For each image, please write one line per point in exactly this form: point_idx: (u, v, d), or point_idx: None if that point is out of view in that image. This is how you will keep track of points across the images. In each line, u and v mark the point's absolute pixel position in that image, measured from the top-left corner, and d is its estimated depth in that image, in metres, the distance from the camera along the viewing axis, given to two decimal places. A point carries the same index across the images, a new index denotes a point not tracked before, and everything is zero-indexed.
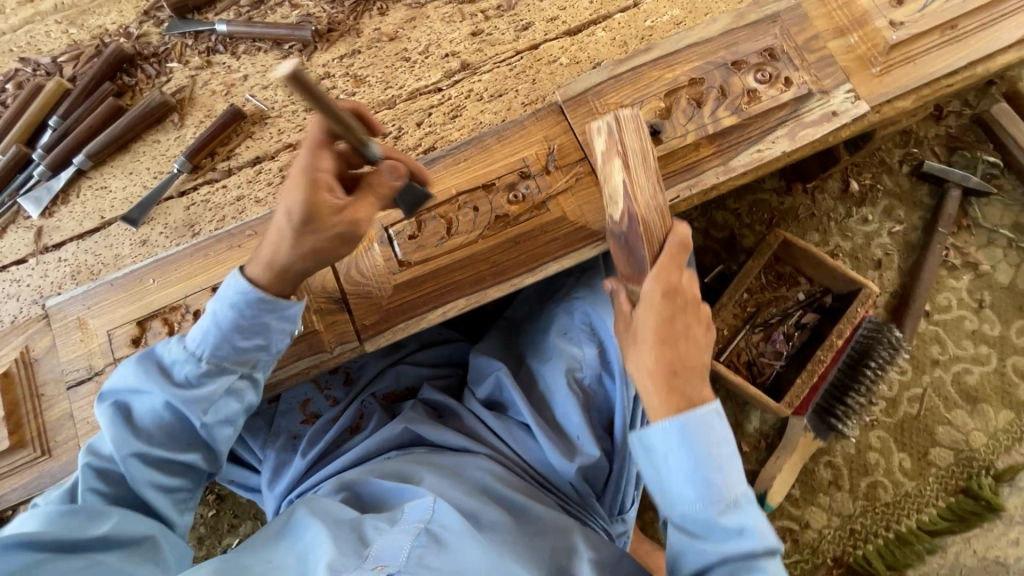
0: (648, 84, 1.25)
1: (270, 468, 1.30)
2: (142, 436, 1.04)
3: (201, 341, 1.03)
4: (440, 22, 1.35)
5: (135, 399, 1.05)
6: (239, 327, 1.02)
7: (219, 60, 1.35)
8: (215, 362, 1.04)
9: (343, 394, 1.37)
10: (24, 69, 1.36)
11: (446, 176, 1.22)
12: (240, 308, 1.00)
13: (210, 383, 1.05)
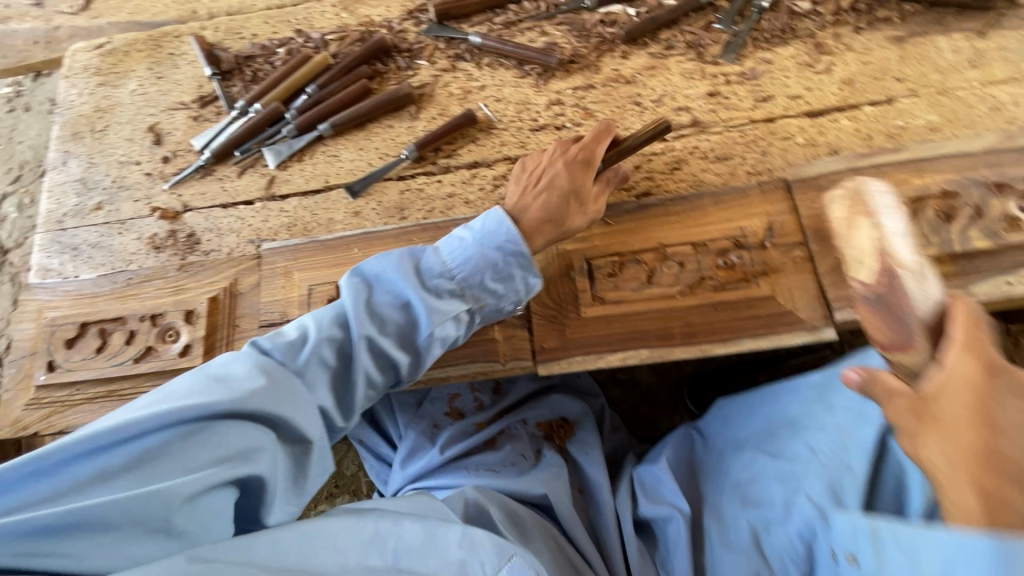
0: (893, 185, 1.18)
1: (407, 449, 1.37)
2: (376, 321, 1.05)
3: (460, 262, 1.09)
4: (679, 76, 1.37)
5: (383, 287, 1.08)
6: (465, 269, 1.09)
7: (463, 67, 1.44)
8: (461, 285, 1.09)
9: (490, 404, 1.42)
10: (296, 39, 1.52)
11: (658, 225, 1.22)
12: (485, 244, 1.10)
13: (381, 335, 1.05)
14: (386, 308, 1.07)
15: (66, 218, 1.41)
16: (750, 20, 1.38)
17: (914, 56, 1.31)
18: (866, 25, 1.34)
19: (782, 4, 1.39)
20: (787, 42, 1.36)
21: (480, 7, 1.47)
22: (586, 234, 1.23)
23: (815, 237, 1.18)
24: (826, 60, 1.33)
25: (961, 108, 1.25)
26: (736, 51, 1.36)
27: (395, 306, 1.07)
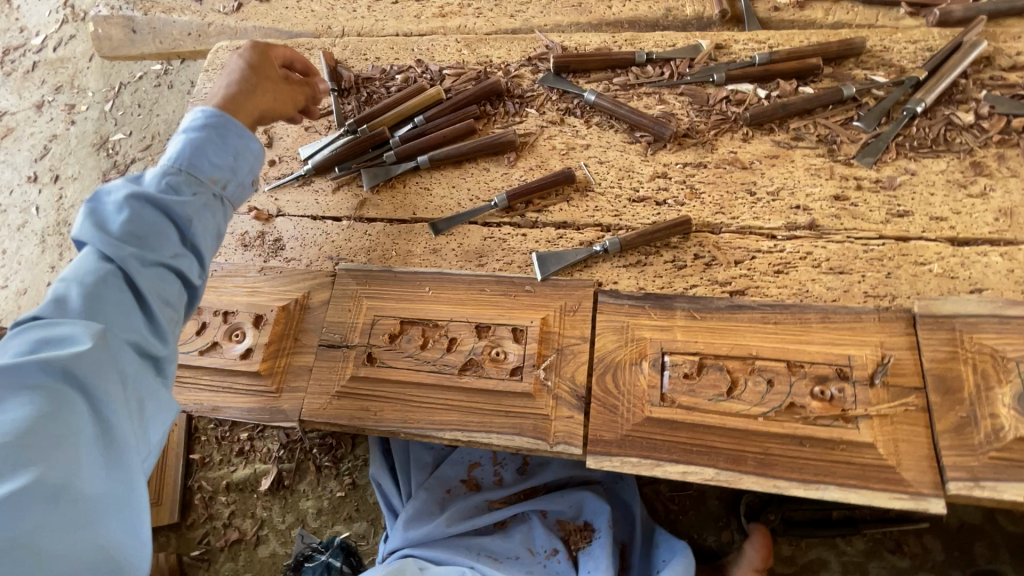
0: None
1: (420, 505, 1.47)
2: (131, 242, 0.97)
3: (173, 154, 1.06)
4: (804, 171, 1.24)
5: (107, 211, 0.99)
6: (225, 143, 1.10)
7: (571, 122, 1.40)
8: (187, 175, 1.06)
9: (507, 483, 1.53)
10: (415, 68, 1.55)
11: (749, 331, 1.10)
12: (217, 125, 1.11)
13: (180, 201, 1.02)
14: (168, 188, 1.03)
15: None
16: (899, 123, 1.24)
17: None
18: None
19: (939, 111, 1.23)
20: (938, 155, 1.20)
21: (602, 64, 1.43)
22: (668, 325, 1.14)
23: (936, 387, 1.02)
24: (983, 183, 1.17)
25: None
26: (875, 155, 1.22)
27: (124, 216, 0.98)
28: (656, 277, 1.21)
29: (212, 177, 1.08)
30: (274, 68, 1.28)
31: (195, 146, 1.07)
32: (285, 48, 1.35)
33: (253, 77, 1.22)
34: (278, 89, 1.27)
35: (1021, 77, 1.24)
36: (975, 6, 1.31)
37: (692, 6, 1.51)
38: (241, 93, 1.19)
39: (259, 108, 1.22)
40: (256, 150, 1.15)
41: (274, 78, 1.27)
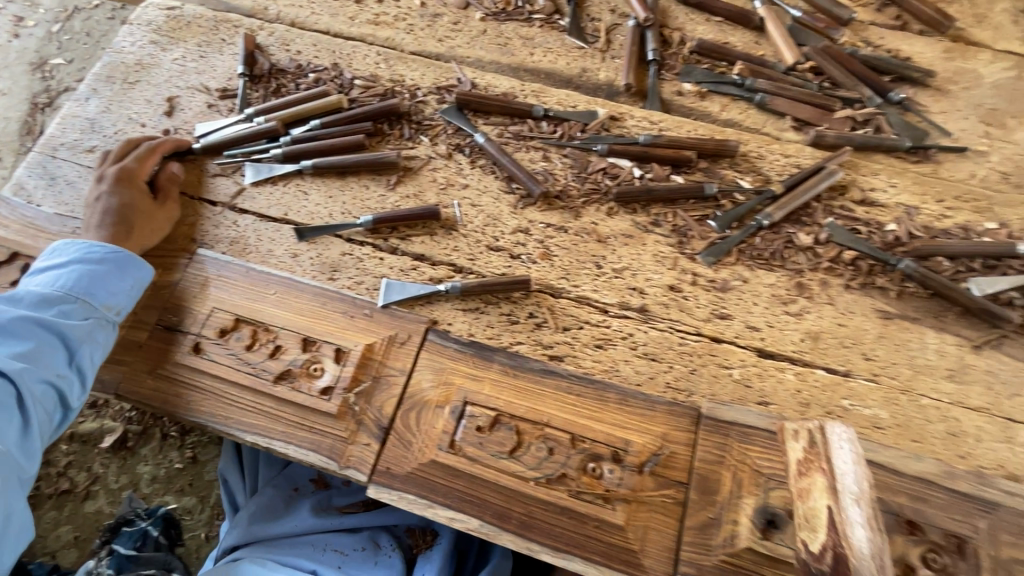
0: (811, 450, 0.90)
1: (263, 505, 1.49)
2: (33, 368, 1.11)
3: (73, 279, 1.20)
4: (651, 256, 1.31)
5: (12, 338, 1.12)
6: (119, 271, 1.24)
7: (458, 159, 1.44)
8: (87, 301, 1.19)
9: (353, 486, 1.55)
10: (329, 71, 1.57)
11: (550, 398, 1.16)
12: (112, 258, 1.24)
13: (77, 326, 1.16)
14: (66, 312, 1.18)
15: (61, 149, 1.51)
16: (746, 230, 1.31)
17: (892, 340, 1.21)
18: (859, 286, 1.25)
19: (785, 228, 1.31)
20: (771, 269, 1.28)
21: (502, 110, 1.48)
22: (480, 376, 1.19)
23: (697, 485, 1.09)
24: (802, 303, 1.24)
25: (916, 418, 1.14)
26: (717, 256, 1.29)
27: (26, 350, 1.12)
28: (488, 327, 1.26)
29: (102, 308, 1.20)
30: (144, 194, 1.36)
31: (92, 275, 1.21)
32: (145, 157, 1.40)
33: (122, 210, 1.32)
34: (150, 216, 1.35)
35: (866, 212, 1.32)
36: (847, 135, 1.39)
37: (606, 72, 1.57)
38: (115, 230, 1.30)
39: (135, 242, 1.32)
40: (134, 267, 1.26)
41: (152, 206, 1.36)
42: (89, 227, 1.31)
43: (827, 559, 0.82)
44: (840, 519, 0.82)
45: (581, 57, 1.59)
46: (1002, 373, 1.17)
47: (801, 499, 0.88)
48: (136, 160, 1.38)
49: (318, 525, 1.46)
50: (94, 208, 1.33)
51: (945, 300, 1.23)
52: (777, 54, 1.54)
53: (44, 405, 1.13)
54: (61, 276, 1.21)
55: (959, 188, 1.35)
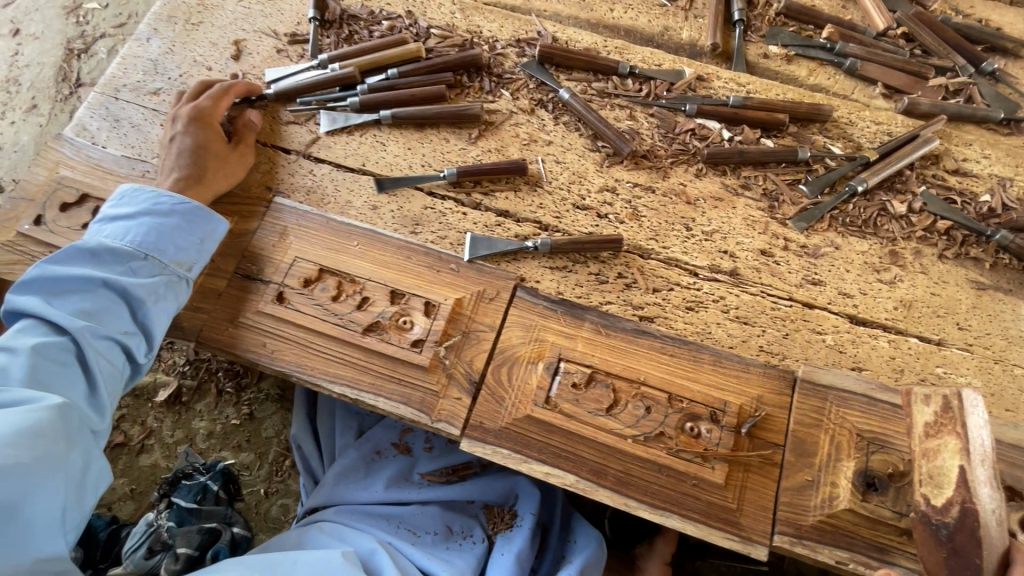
0: (944, 414, 0.96)
1: (344, 466, 1.49)
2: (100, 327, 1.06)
3: (138, 233, 1.14)
4: (741, 220, 1.29)
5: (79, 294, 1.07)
6: (189, 225, 1.18)
7: (541, 114, 1.40)
8: (152, 257, 1.13)
9: (435, 453, 1.52)
10: (403, 19, 1.51)
11: (645, 358, 1.15)
12: (179, 209, 1.17)
13: (144, 284, 1.10)
14: (133, 266, 1.12)
15: (125, 90, 1.45)
16: (839, 197, 1.29)
17: (985, 310, 1.20)
18: (953, 256, 1.24)
19: (877, 196, 1.29)
20: (864, 236, 1.26)
21: (585, 66, 1.43)
22: (572, 334, 1.17)
23: (794, 447, 1.09)
24: (895, 272, 1.23)
25: (1010, 388, 1.14)
26: (809, 222, 1.27)
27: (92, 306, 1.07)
28: (577, 286, 1.24)
29: (172, 262, 1.15)
30: (218, 140, 1.29)
31: (157, 229, 1.15)
32: (218, 101, 1.33)
33: (195, 157, 1.25)
34: (223, 164, 1.29)
35: (959, 182, 1.30)
36: (941, 104, 1.36)
37: (689, 32, 1.52)
38: (187, 176, 1.23)
39: (208, 190, 1.25)
40: (203, 218, 1.19)
41: (224, 152, 1.29)
42: (162, 174, 1.26)
43: (952, 512, 0.93)
44: (971, 478, 0.92)
45: (663, 15, 1.54)
46: None
47: (925, 457, 0.96)
48: (209, 102, 1.32)
49: (400, 497, 1.43)
50: (169, 154, 1.27)
51: None
52: (866, 19, 1.50)
53: (112, 360, 1.07)
54: (124, 229, 1.14)
55: None
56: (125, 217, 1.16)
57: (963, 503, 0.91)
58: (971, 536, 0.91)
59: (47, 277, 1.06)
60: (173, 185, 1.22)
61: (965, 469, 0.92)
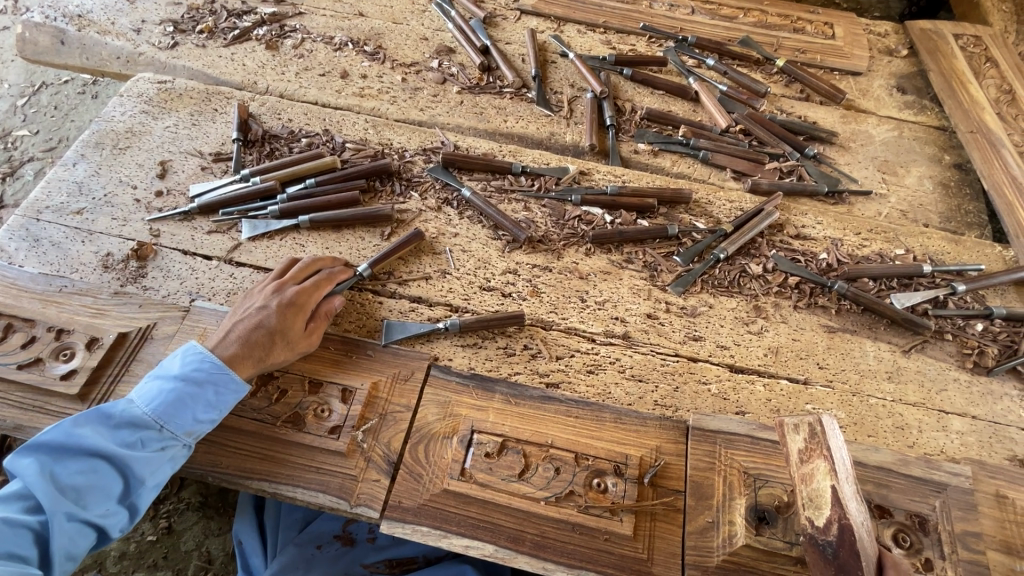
0: (811, 439, 1.06)
1: (280, 564, 1.42)
2: (84, 502, 1.03)
3: (156, 400, 1.10)
4: (628, 289, 1.46)
5: (74, 463, 1.04)
6: (210, 398, 1.14)
7: (447, 211, 1.57)
8: (163, 430, 1.10)
9: (380, 544, 1.49)
10: (321, 137, 1.70)
11: (552, 421, 1.24)
12: (207, 379, 1.14)
13: (143, 462, 1.07)
14: (142, 436, 1.08)
15: (47, 211, 1.51)
16: (706, 263, 1.50)
17: (839, 350, 1.39)
18: (805, 305, 1.45)
19: (738, 260, 1.51)
20: (731, 295, 1.46)
21: (483, 168, 1.65)
22: (484, 406, 1.26)
23: (693, 492, 1.18)
24: (760, 323, 1.42)
25: (868, 416, 1.31)
26: (685, 286, 1.47)
27: (86, 478, 1.04)
28: (487, 360, 1.35)
29: (180, 435, 1.11)
30: (301, 323, 1.26)
31: (176, 399, 1.11)
32: (325, 286, 1.34)
33: (269, 333, 1.22)
34: (291, 349, 1.24)
35: (802, 245, 1.55)
36: (777, 183, 1.65)
37: (572, 135, 1.79)
38: (248, 349, 1.19)
39: (260, 367, 1.20)
40: (227, 391, 1.16)
41: (294, 339, 1.24)
42: (227, 332, 1.22)
43: (833, 529, 1.00)
44: (842, 496, 0.99)
45: (549, 123, 1.81)
46: (930, 372, 1.37)
47: (805, 482, 1.06)
48: (314, 287, 1.32)
49: None
50: (246, 314, 1.25)
51: (876, 313, 1.44)
52: (712, 120, 1.83)
53: (86, 534, 1.04)
54: (149, 392, 1.12)
55: (871, 223, 1.62)
56: (156, 378, 1.14)
57: (839, 520, 0.98)
58: (851, 552, 0.97)
59: (59, 440, 1.04)
60: (233, 353, 1.18)
61: (835, 488, 1.00)
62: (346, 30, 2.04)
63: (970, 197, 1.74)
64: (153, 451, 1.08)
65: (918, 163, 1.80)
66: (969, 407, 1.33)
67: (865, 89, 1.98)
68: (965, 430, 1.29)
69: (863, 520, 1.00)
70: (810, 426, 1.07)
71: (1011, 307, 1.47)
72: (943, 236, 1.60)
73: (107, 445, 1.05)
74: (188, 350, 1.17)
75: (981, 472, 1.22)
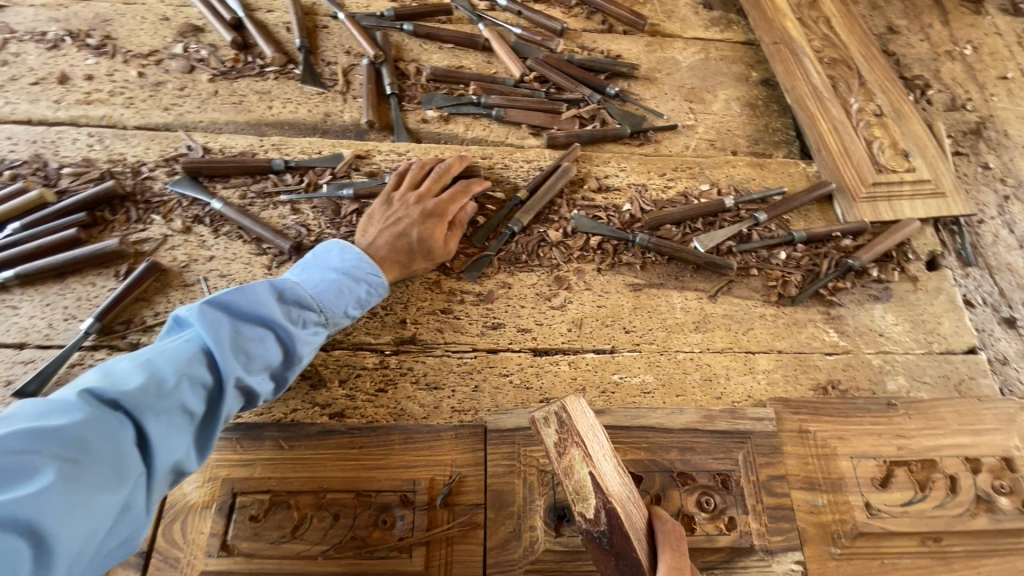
0: (562, 429, 0.91)
1: None
2: (244, 356, 0.97)
3: (319, 288, 1.10)
4: (417, 285, 1.31)
5: (247, 313, 1.00)
6: (363, 294, 1.15)
7: (199, 230, 1.33)
8: (322, 314, 1.10)
9: None
10: (30, 165, 1.39)
11: (329, 461, 1.09)
12: (362, 276, 1.16)
13: (305, 339, 1.05)
14: (299, 318, 1.06)
15: None
16: (501, 239, 1.35)
17: (645, 309, 1.31)
18: (609, 267, 1.35)
19: (536, 229, 1.38)
20: (530, 270, 1.34)
21: (239, 170, 1.40)
22: (250, 460, 1.09)
23: (492, 502, 1.08)
24: (563, 295, 1.31)
25: (677, 374, 1.24)
26: (479, 269, 1.32)
27: (261, 340, 1.00)
28: (256, 403, 1.17)
29: (336, 319, 1.12)
30: (441, 230, 1.28)
31: (336, 287, 1.12)
32: (457, 165, 1.39)
33: (413, 240, 1.25)
34: (433, 258, 1.27)
35: (604, 199, 1.44)
36: (576, 133, 1.51)
37: (350, 113, 1.56)
38: (394, 257, 1.23)
39: (404, 272, 1.24)
40: (376, 292, 1.18)
41: (438, 242, 1.27)
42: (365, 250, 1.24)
43: (602, 518, 0.89)
44: (601, 479, 0.89)
45: (322, 102, 1.57)
46: (737, 314, 1.31)
47: (566, 476, 0.90)
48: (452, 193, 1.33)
49: None
50: (400, 224, 1.26)
51: (681, 261, 1.36)
52: (506, 71, 1.64)
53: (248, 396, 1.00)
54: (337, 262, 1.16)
55: (676, 161, 1.53)
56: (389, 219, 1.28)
57: (607, 507, 0.88)
58: (621, 534, 0.88)
59: (226, 307, 0.99)
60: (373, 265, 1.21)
61: (595, 472, 0.89)
62: (62, 21, 1.65)
63: (777, 113, 1.67)
64: (288, 358, 1.04)
65: (725, 84, 1.70)
66: (775, 342, 1.29)
67: (671, 10, 1.84)
68: (771, 368, 1.26)
69: (620, 491, 0.91)
70: (558, 411, 0.91)
71: (813, 227, 1.43)
72: (748, 163, 1.53)
73: (271, 322, 1.01)
74: (355, 263, 1.16)
75: (784, 411, 1.19)
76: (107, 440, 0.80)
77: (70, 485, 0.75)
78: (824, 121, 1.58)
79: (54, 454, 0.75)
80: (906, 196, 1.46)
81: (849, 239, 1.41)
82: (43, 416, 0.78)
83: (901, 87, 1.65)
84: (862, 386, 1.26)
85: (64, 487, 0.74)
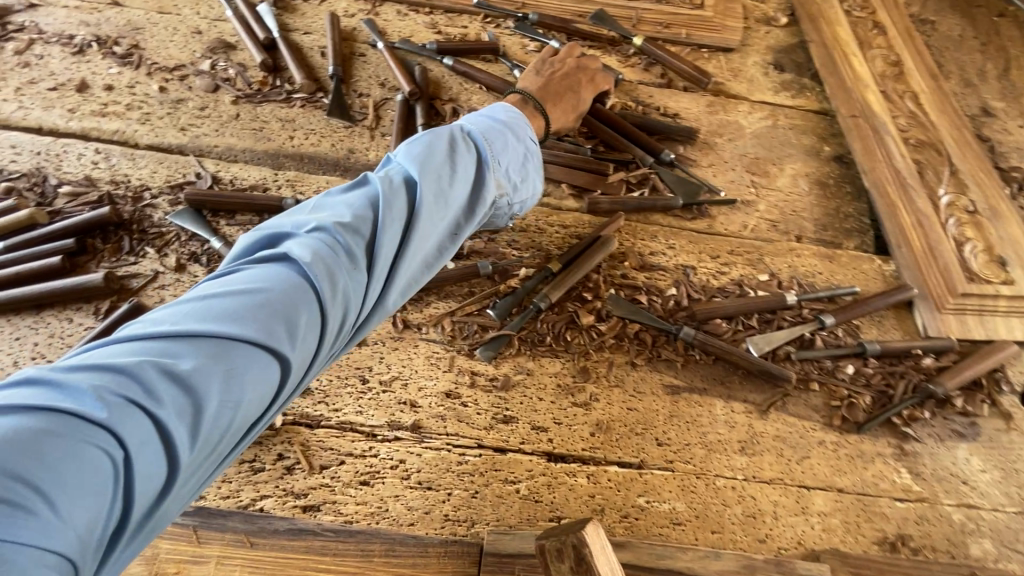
0: (579, 568, 0.78)
1: None
2: (323, 274, 0.72)
3: (399, 190, 0.82)
4: (424, 360, 1.15)
5: (325, 223, 0.76)
6: (457, 206, 0.88)
7: (194, 269, 1.21)
8: (408, 221, 0.81)
9: None
10: (29, 179, 1.29)
11: (297, 570, 0.95)
12: (461, 185, 0.88)
13: (392, 256, 0.78)
14: (382, 227, 0.78)
15: None
16: (525, 315, 1.19)
17: (682, 418, 1.13)
18: (645, 361, 1.17)
19: (567, 307, 1.21)
20: (555, 355, 1.17)
21: (248, 206, 1.28)
22: (206, 558, 0.94)
23: None
24: (589, 391, 1.14)
25: (714, 504, 1.05)
26: (496, 349, 1.16)
27: (340, 249, 0.74)
28: (222, 484, 1.01)
29: (438, 230, 0.85)
30: (576, 79, 1.41)
31: (421, 191, 0.83)
32: (590, 86, 1.43)
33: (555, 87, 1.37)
34: (571, 109, 1.39)
35: (646, 279, 1.27)
36: (621, 200, 1.35)
37: (376, 152, 1.43)
38: (543, 99, 1.35)
39: (549, 116, 1.35)
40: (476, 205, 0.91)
41: (577, 87, 1.40)
42: (517, 94, 1.35)
43: None
44: None
45: (348, 137, 1.45)
46: (790, 436, 1.12)
47: None
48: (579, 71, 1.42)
49: None
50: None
51: (729, 363, 1.17)
52: None
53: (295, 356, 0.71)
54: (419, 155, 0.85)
55: (731, 242, 1.35)
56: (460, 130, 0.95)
57: None
58: None
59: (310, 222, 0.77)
60: (529, 104, 1.33)
61: None
62: (92, 26, 1.57)
63: (850, 196, 1.48)
64: (371, 285, 0.77)
65: (793, 157, 1.52)
66: (834, 477, 1.09)
67: (737, 69, 1.67)
68: (828, 509, 1.06)
69: None
70: (574, 547, 0.78)
71: (887, 339, 1.23)
72: (814, 252, 1.35)
73: (357, 236, 0.77)
74: (416, 180, 0.83)
75: (842, 570, 0.98)
76: (91, 437, 0.55)
77: (111, 449, 0.56)
78: (906, 213, 1.38)
79: (117, 388, 0.58)
80: (1000, 312, 1.25)
81: (930, 358, 1.21)
82: (138, 346, 0.62)
83: (997, 179, 1.44)
84: (938, 546, 1.04)
85: (104, 452, 0.56)
